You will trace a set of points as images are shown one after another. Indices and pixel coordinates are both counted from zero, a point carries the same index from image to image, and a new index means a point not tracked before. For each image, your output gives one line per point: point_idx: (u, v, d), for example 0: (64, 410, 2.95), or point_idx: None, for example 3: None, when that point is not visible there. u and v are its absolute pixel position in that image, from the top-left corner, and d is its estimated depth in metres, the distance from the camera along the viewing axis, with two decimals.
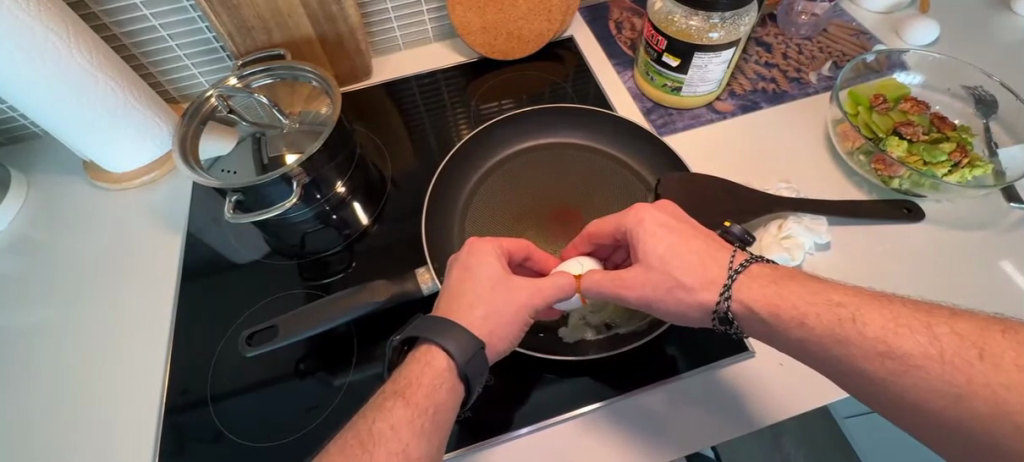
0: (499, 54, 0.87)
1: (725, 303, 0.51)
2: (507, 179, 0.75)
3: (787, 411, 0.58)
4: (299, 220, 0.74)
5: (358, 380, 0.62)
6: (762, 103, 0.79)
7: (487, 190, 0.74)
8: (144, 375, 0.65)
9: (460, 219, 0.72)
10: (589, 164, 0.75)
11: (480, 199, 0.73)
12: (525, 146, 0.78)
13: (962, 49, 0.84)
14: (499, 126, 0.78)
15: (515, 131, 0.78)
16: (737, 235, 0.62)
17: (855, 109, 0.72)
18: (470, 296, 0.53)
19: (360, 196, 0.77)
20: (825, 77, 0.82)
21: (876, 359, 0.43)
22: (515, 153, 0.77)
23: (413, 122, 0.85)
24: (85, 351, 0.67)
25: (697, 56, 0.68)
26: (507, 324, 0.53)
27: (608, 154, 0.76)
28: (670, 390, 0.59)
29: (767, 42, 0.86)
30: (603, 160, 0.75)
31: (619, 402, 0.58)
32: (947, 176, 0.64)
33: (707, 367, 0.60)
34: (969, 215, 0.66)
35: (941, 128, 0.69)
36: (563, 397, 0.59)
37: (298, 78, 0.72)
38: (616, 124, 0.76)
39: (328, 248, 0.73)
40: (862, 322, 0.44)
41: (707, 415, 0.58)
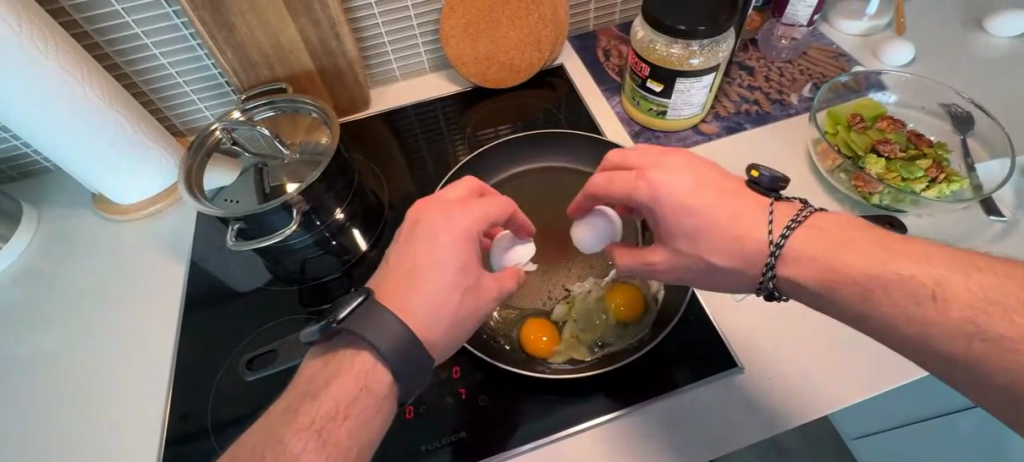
0: (492, 83, 0.90)
1: (770, 280, 0.52)
2: None
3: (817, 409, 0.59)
4: (299, 247, 0.76)
5: None
6: (746, 125, 0.82)
7: None
8: (140, 383, 0.68)
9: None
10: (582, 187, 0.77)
11: None
12: (522, 170, 0.80)
13: (937, 67, 0.88)
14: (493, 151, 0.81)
15: (507, 157, 0.81)
16: (768, 183, 0.55)
17: (834, 128, 0.75)
18: (424, 280, 0.52)
19: (358, 222, 0.79)
20: (806, 98, 0.85)
21: (963, 340, 0.43)
22: (511, 175, 0.80)
23: (411, 150, 0.88)
24: (85, 361, 0.70)
25: (680, 81, 0.71)
26: (450, 324, 0.52)
27: None
28: (687, 399, 0.60)
29: (750, 66, 0.90)
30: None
31: (636, 411, 0.60)
32: (925, 192, 0.67)
33: (724, 374, 0.61)
34: (953, 228, 0.68)
35: (918, 144, 0.71)
36: (557, 415, 0.60)
37: (299, 110, 0.75)
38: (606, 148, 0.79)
39: (329, 273, 0.75)
40: (946, 301, 0.44)
41: (728, 422, 0.58)
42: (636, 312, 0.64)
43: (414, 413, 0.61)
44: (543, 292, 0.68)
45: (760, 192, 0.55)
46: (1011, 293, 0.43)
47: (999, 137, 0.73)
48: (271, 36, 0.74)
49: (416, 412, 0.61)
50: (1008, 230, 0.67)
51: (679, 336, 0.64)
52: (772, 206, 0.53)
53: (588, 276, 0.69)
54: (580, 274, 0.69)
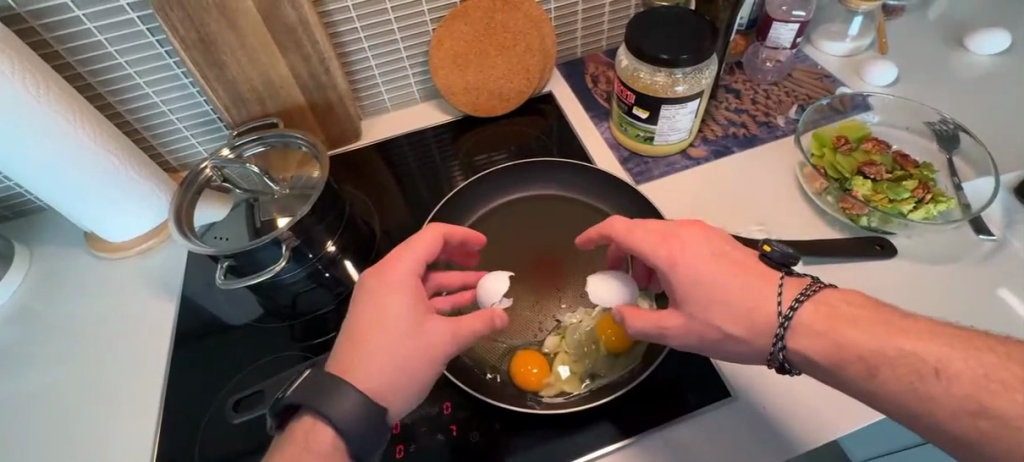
0: (482, 111, 0.91)
1: (780, 353, 0.51)
2: (492, 235, 0.77)
3: (814, 439, 0.58)
4: (290, 281, 0.76)
5: None
6: (734, 147, 0.82)
7: None
8: (131, 423, 0.67)
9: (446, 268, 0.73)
10: (572, 215, 0.78)
11: None
12: (512, 199, 0.80)
13: (920, 87, 0.89)
14: (483, 179, 0.81)
15: (496, 187, 0.81)
16: (779, 259, 0.55)
17: (820, 150, 0.75)
18: (369, 343, 0.53)
19: (350, 254, 0.79)
20: (793, 120, 0.86)
21: (968, 417, 0.43)
22: (506, 204, 0.80)
23: (402, 180, 0.88)
24: (73, 402, 0.69)
25: (665, 107, 0.72)
26: (398, 386, 0.52)
27: (588, 203, 0.78)
28: (686, 430, 0.59)
29: (736, 88, 0.91)
30: (585, 207, 0.78)
31: (635, 444, 0.59)
32: (913, 213, 0.66)
33: (722, 403, 0.60)
34: (942, 248, 0.68)
35: (904, 165, 0.71)
36: (551, 449, 0.59)
37: (289, 145, 0.76)
38: (594, 176, 0.79)
39: (321, 307, 0.75)
40: (946, 375, 0.44)
41: (726, 452, 0.58)
42: (627, 342, 0.63)
43: (405, 452, 0.60)
44: (533, 325, 0.67)
45: (772, 266, 0.55)
46: (1012, 370, 0.43)
47: (983, 156, 0.74)
48: (261, 72, 0.75)
49: (406, 450, 0.60)
50: (996, 249, 0.68)
51: (674, 365, 0.63)
52: (783, 280, 0.52)
53: (578, 306, 0.68)
54: (569, 303, 0.69)
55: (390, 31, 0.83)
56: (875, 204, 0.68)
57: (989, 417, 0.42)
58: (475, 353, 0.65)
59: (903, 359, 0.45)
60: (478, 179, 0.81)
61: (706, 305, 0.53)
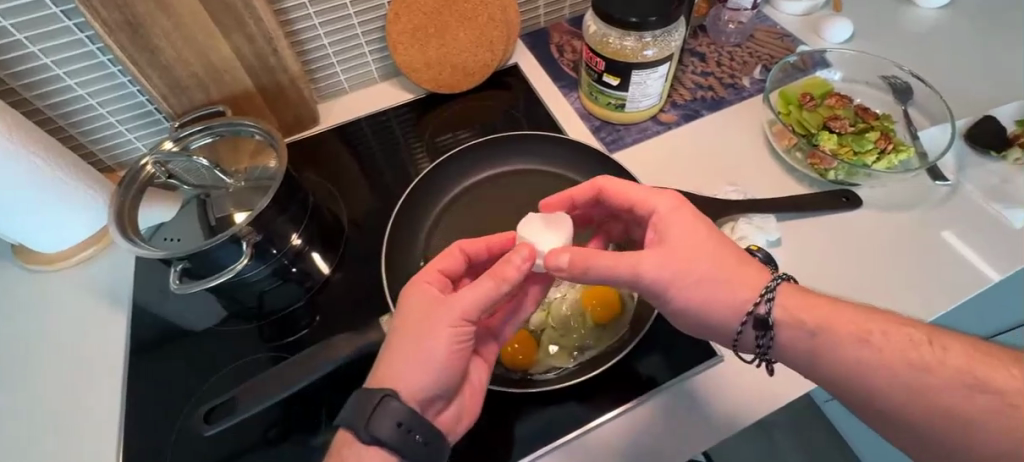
0: (446, 88, 0.87)
1: (764, 306, 0.51)
2: (467, 215, 0.74)
3: (798, 389, 0.60)
4: (253, 280, 0.71)
5: (330, 440, 0.59)
6: (702, 111, 0.82)
7: (450, 225, 0.74)
8: (90, 446, 0.61)
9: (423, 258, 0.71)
10: (547, 189, 0.76)
11: (439, 239, 0.72)
12: (484, 176, 0.77)
13: (873, 43, 0.91)
14: (455, 160, 0.78)
15: (467, 166, 0.78)
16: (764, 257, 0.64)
17: (787, 108, 0.76)
18: (392, 344, 0.53)
19: (318, 246, 0.74)
20: (758, 80, 0.86)
21: (932, 361, 0.46)
22: (483, 183, 0.77)
23: (368, 165, 0.84)
24: (21, 432, 0.63)
25: (636, 73, 0.71)
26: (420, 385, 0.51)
27: (561, 177, 0.76)
28: (676, 393, 0.60)
29: (701, 51, 0.91)
30: (562, 180, 0.76)
31: (631, 412, 0.59)
32: (876, 164, 0.69)
33: (711, 363, 0.61)
34: (900, 195, 0.71)
35: (865, 118, 0.73)
36: (544, 424, 0.59)
37: (240, 134, 0.70)
38: (565, 147, 0.77)
39: (291, 304, 0.71)
40: (906, 336, 0.47)
41: (718, 410, 0.59)
42: (613, 312, 0.63)
43: None
44: None
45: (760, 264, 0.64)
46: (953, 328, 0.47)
47: (938, 105, 0.78)
48: (201, 55, 0.68)
49: None
50: (951, 193, 0.71)
51: (660, 332, 0.64)
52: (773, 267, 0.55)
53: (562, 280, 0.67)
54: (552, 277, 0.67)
55: (343, 7, 0.77)
56: (842, 156, 0.69)
57: (950, 373, 0.45)
58: None
59: (865, 328, 0.48)
60: (450, 160, 0.77)
61: (677, 281, 0.53)
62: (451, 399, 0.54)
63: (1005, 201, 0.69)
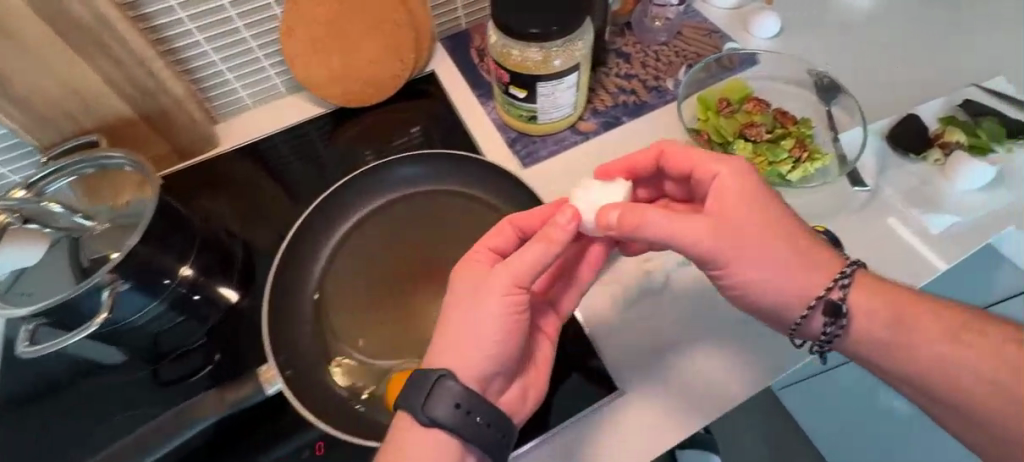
0: (354, 100, 0.82)
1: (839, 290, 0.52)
2: (368, 241, 0.67)
3: (703, 418, 0.59)
4: (143, 323, 0.65)
5: None
6: (623, 118, 0.79)
7: (349, 250, 0.67)
8: None
9: (317, 289, 0.64)
10: (455, 210, 0.69)
11: (336, 267, 0.66)
12: (389, 195, 0.70)
13: (803, 37, 0.88)
14: (357, 180, 0.71)
15: (368, 185, 0.71)
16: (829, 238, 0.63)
17: (706, 114, 0.72)
18: (445, 324, 0.52)
19: (216, 278, 0.69)
20: (683, 83, 0.82)
21: None
22: (391, 203, 0.70)
23: (276, 188, 0.79)
24: None
25: (541, 85, 0.67)
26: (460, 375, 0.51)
27: (471, 195, 0.70)
28: (580, 429, 0.59)
29: (627, 52, 0.87)
30: (474, 200, 0.70)
31: (533, 452, 0.59)
32: (791, 173, 0.66)
33: (614, 397, 0.60)
34: (818, 204, 0.69)
35: (783, 122, 0.70)
36: None
37: (106, 167, 0.65)
38: (474, 164, 0.70)
39: (190, 343, 0.68)
40: None
41: (621, 446, 0.58)
42: None
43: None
44: (418, 342, 0.60)
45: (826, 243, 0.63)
46: None
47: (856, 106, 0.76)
48: (62, 84, 0.63)
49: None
50: (870, 199, 0.69)
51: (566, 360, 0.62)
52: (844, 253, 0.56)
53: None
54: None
55: (229, 21, 0.71)
56: (756, 167, 0.66)
57: None
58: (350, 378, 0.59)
59: None
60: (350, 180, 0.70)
61: (733, 251, 0.53)
62: (508, 379, 0.55)
63: (924, 207, 0.67)
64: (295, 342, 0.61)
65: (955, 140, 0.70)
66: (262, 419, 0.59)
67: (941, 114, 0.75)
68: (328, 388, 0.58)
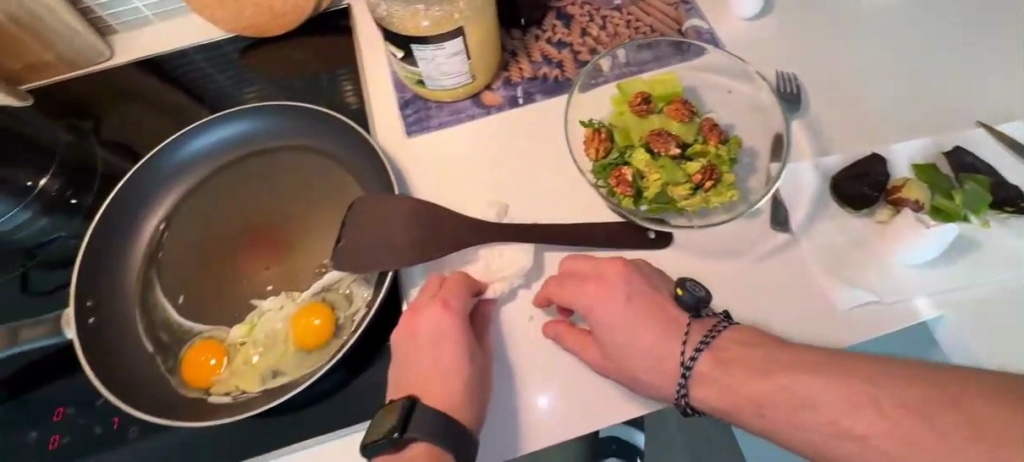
0: (251, 31, 0.74)
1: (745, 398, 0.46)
2: (222, 191, 0.61)
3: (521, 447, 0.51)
4: (11, 230, 0.68)
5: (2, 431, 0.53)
6: (535, 95, 0.68)
7: (197, 201, 0.61)
8: None
9: (163, 221, 0.60)
10: (308, 170, 0.61)
11: (182, 218, 0.60)
12: (246, 147, 0.62)
13: (793, 24, 0.70)
14: (216, 124, 0.62)
15: (221, 129, 0.62)
16: (692, 303, 0.50)
17: (621, 107, 0.61)
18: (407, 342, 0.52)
19: (75, 187, 0.69)
20: (620, 63, 0.67)
21: None
22: (259, 151, 0.62)
23: (159, 114, 0.73)
24: None
25: (417, 49, 0.57)
26: (453, 352, 0.51)
27: (327, 154, 0.62)
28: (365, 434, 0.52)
29: (569, 14, 0.73)
30: (329, 168, 0.61)
31: (299, 449, 0.51)
32: (686, 202, 0.55)
33: None
34: (725, 241, 0.57)
35: (707, 137, 0.58)
36: (211, 440, 0.51)
37: None
38: (333, 123, 0.61)
39: (60, 260, 0.66)
40: None
41: None
42: (321, 338, 0.53)
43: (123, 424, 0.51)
44: (232, 310, 0.56)
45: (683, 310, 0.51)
46: None
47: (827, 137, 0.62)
48: None
49: (61, 443, 0.51)
50: (786, 245, 0.57)
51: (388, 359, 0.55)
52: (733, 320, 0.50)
53: (282, 291, 0.56)
54: (274, 287, 0.57)
55: None
56: (646, 187, 0.56)
57: None
58: (159, 328, 0.55)
59: None
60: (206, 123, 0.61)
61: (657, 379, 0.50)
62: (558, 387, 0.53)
63: (854, 281, 0.55)
64: (120, 279, 0.57)
65: (916, 198, 0.55)
66: (54, 360, 0.55)
67: (917, 161, 0.60)
68: (134, 336, 0.54)
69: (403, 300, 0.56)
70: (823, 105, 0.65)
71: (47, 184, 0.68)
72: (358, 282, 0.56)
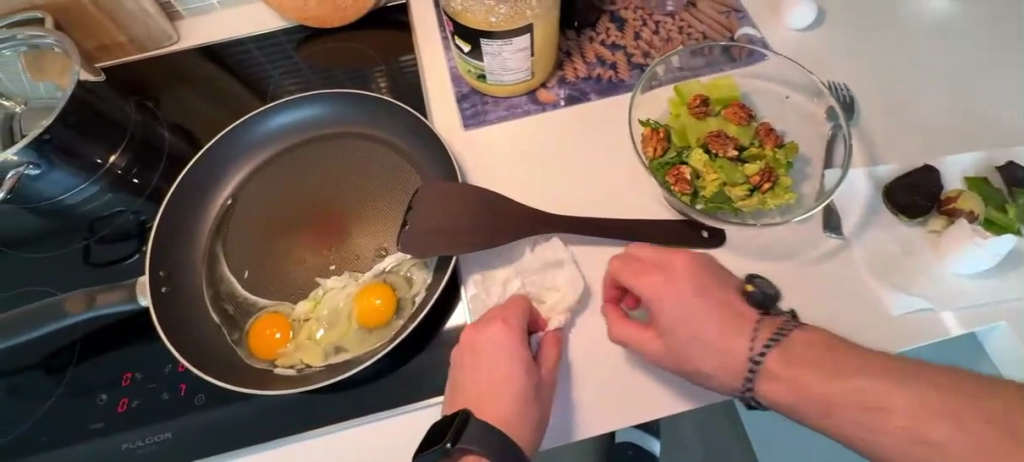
0: (313, 21, 0.76)
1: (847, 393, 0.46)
2: (288, 172, 0.64)
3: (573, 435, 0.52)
4: (77, 202, 0.70)
5: (72, 391, 0.55)
6: (590, 94, 0.70)
7: (264, 180, 0.63)
8: None
9: (232, 196, 0.63)
10: (370, 157, 0.64)
11: (249, 195, 0.63)
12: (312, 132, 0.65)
13: (846, 37, 0.72)
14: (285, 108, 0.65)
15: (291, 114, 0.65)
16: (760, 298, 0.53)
17: (678, 109, 0.62)
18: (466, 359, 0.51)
19: (141, 165, 0.72)
20: (674, 67, 0.69)
21: None
22: (324, 136, 0.65)
23: (220, 97, 0.76)
24: None
25: (486, 43, 0.60)
26: (511, 368, 0.50)
27: (390, 142, 0.64)
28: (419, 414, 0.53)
29: (623, 17, 0.75)
30: (391, 156, 0.63)
31: (354, 425, 0.52)
32: (742, 203, 0.57)
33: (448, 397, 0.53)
34: (778, 244, 0.58)
35: (763, 142, 0.59)
36: (272, 411, 0.53)
37: (39, 47, 0.68)
38: (397, 113, 0.64)
39: (123, 233, 0.69)
40: None
41: None
42: (381, 318, 0.55)
43: (190, 391, 0.53)
44: (295, 286, 0.58)
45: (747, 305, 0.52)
46: None
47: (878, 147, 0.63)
48: None
49: (129, 406, 0.53)
50: (838, 250, 0.58)
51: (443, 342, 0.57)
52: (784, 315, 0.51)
53: (345, 271, 0.58)
54: (336, 267, 0.58)
55: None
56: (704, 187, 0.57)
57: None
58: (225, 299, 0.57)
59: None
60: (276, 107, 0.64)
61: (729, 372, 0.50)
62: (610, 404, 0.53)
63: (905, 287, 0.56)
64: (190, 250, 0.60)
65: (969, 209, 0.56)
66: (124, 327, 0.57)
67: (969, 173, 0.60)
68: (203, 305, 0.57)
69: (459, 285, 0.58)
70: (874, 116, 0.66)
71: (115, 160, 0.71)
72: (418, 265, 0.58)
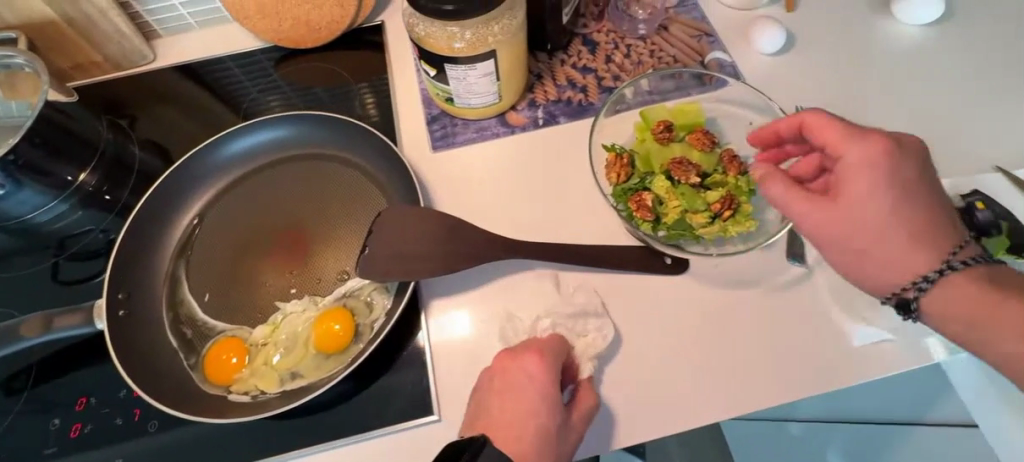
0: (287, 42, 0.77)
1: (914, 292, 0.46)
2: (254, 192, 0.64)
3: None
4: (46, 220, 0.70)
5: (25, 415, 0.54)
6: (559, 117, 0.70)
7: (229, 200, 0.63)
8: None
9: (197, 217, 0.63)
10: (337, 178, 0.64)
11: (214, 215, 0.63)
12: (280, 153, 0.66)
13: (815, 61, 0.72)
14: (253, 129, 0.65)
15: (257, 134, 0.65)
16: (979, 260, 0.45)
17: (643, 134, 0.63)
18: (494, 392, 0.50)
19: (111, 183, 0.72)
20: (643, 91, 0.69)
21: None
22: (291, 157, 0.65)
23: (195, 116, 0.76)
24: None
25: (451, 68, 0.60)
26: (539, 400, 0.48)
27: (357, 165, 0.64)
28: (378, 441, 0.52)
29: (595, 40, 0.75)
30: (357, 178, 0.63)
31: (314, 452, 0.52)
32: (704, 230, 0.57)
33: (409, 425, 0.52)
34: (742, 271, 0.58)
35: (727, 168, 0.60)
36: (226, 437, 0.52)
37: (12, 68, 0.69)
38: (363, 135, 0.64)
39: (90, 251, 0.68)
40: None
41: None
42: (340, 342, 0.54)
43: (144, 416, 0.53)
44: (256, 309, 0.57)
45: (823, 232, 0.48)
46: None
47: None
48: None
49: (82, 431, 0.53)
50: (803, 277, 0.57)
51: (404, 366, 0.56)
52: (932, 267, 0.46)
53: (306, 294, 0.58)
54: (297, 291, 0.58)
55: None
56: (666, 213, 0.57)
57: None
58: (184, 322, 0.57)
59: None
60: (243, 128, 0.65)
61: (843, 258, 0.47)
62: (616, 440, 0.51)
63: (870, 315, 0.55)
64: (151, 271, 0.60)
65: None
66: (81, 350, 0.57)
67: None
68: (161, 327, 0.56)
69: (421, 310, 0.57)
70: None
71: (85, 179, 0.71)
72: (379, 289, 0.57)
